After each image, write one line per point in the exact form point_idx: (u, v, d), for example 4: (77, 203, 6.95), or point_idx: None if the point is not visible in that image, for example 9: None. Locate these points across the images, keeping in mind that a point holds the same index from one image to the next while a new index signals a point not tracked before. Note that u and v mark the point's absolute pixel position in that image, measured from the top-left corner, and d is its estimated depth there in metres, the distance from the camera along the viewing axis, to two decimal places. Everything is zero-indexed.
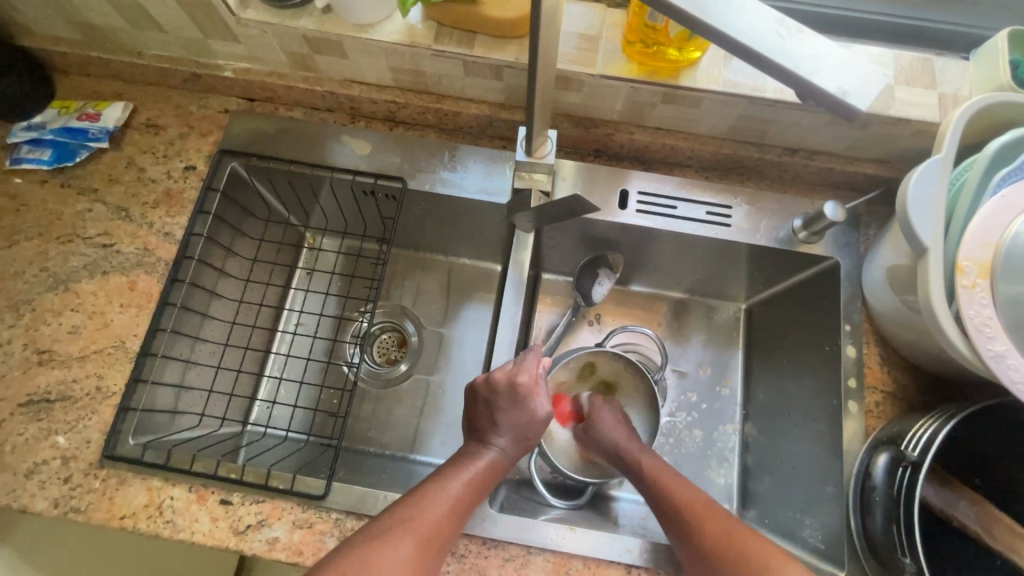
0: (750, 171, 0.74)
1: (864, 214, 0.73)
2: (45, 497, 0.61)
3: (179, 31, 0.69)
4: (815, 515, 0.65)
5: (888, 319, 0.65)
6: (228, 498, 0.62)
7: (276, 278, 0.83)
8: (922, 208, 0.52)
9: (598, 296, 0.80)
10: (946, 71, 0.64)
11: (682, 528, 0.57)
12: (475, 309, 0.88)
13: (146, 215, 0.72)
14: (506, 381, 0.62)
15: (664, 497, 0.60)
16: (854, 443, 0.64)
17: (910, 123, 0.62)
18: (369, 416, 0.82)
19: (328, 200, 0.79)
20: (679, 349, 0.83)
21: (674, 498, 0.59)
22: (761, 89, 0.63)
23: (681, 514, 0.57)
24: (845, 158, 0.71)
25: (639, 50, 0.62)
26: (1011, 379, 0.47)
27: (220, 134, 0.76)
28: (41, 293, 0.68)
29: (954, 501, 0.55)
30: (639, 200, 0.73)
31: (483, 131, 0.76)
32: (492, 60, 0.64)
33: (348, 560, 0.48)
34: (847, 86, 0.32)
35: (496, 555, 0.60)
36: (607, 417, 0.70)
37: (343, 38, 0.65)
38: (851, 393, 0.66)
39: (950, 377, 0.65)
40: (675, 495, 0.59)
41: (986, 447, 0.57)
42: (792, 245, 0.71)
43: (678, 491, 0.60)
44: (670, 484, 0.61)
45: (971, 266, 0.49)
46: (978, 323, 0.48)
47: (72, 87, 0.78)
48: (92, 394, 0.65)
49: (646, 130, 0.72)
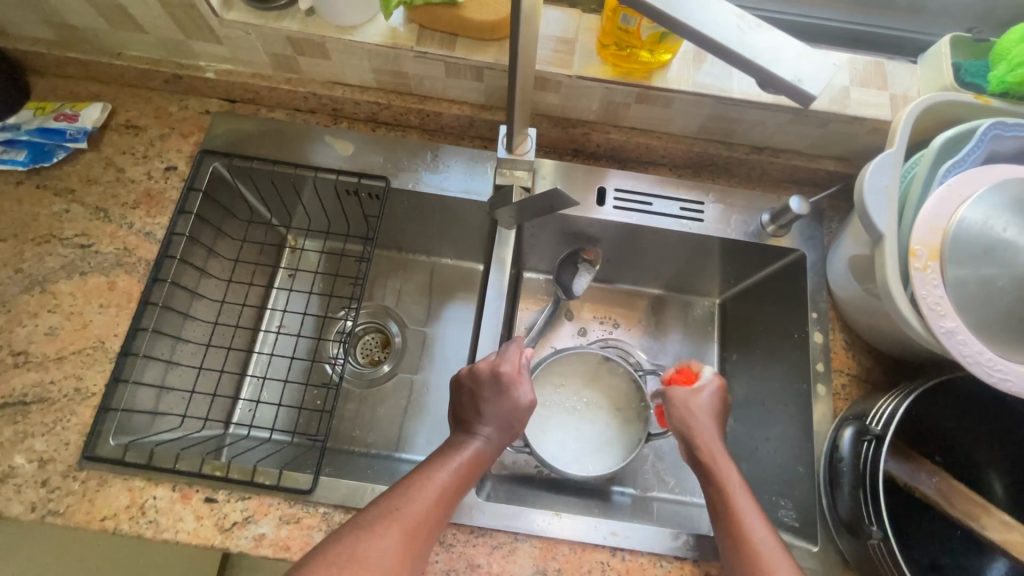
0: (720, 169, 0.78)
1: (827, 209, 0.77)
2: (20, 501, 0.59)
3: (160, 32, 0.69)
4: (790, 496, 0.68)
5: (853, 306, 0.69)
6: (213, 495, 0.61)
7: (258, 279, 0.83)
8: (876, 197, 0.55)
9: (580, 289, 0.82)
10: (896, 74, 0.69)
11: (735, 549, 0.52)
12: (457, 308, 0.89)
13: (126, 216, 0.72)
14: (489, 371, 0.64)
15: (729, 506, 0.55)
16: (822, 425, 0.67)
17: (865, 122, 0.67)
18: (353, 416, 0.82)
19: (311, 201, 0.80)
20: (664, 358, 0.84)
21: (735, 512, 0.54)
22: (728, 90, 0.66)
23: (737, 532, 0.53)
24: (807, 155, 0.75)
25: (614, 53, 0.65)
26: (961, 353, 0.51)
27: (202, 135, 0.76)
28: (16, 294, 0.67)
29: (917, 474, 0.58)
30: (616, 198, 0.75)
31: (464, 132, 0.78)
32: (473, 61, 0.66)
33: (336, 550, 0.49)
34: (802, 75, 0.35)
35: (484, 544, 0.61)
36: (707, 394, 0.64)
37: (327, 40, 0.66)
38: (819, 377, 0.69)
39: (911, 360, 0.69)
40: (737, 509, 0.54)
41: (943, 422, 0.61)
42: (761, 239, 0.74)
43: (740, 506, 0.55)
44: (740, 503, 0.55)
45: (922, 249, 0.53)
46: (930, 302, 0.51)
47: (47, 89, 0.77)
48: (71, 395, 0.64)
49: (622, 129, 0.75)
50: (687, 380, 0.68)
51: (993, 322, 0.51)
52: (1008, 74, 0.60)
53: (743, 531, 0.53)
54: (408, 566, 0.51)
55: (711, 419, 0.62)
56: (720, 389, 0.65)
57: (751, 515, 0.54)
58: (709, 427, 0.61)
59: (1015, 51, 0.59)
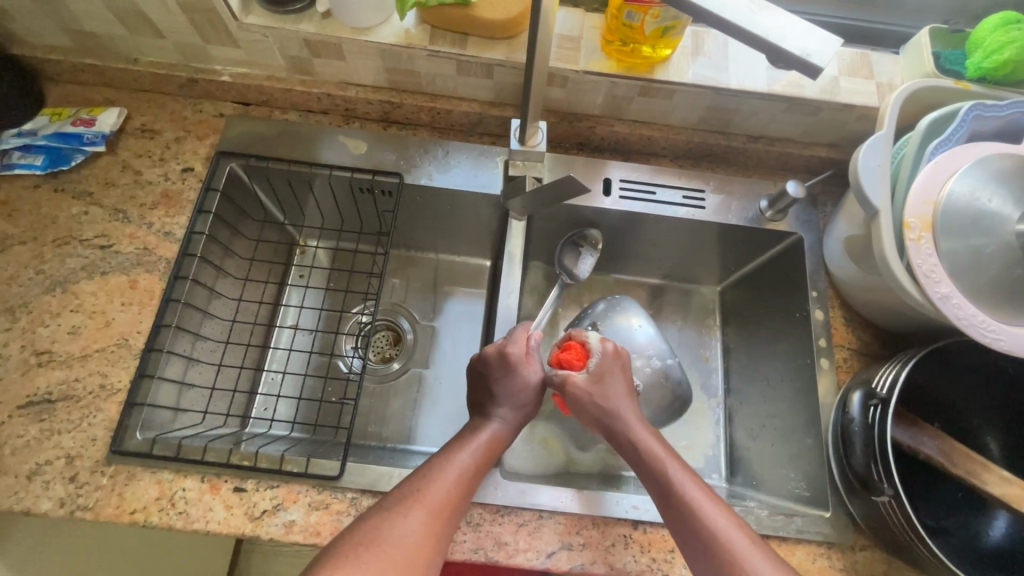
0: (718, 159, 0.82)
1: (821, 194, 0.81)
2: (49, 497, 0.60)
3: (178, 37, 0.71)
4: (800, 467, 0.71)
5: (849, 284, 0.73)
6: (242, 485, 0.62)
7: (272, 278, 0.84)
8: (871, 174, 0.59)
9: (584, 272, 0.84)
10: (880, 64, 0.74)
11: (672, 509, 0.52)
12: (467, 303, 0.92)
13: (145, 216, 0.73)
14: (499, 353, 0.66)
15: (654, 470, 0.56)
16: (826, 397, 0.70)
17: (854, 109, 0.71)
18: (368, 410, 0.84)
19: (324, 200, 0.82)
20: (617, 317, 0.79)
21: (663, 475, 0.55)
22: (726, 82, 0.70)
23: (670, 493, 0.53)
24: (800, 143, 0.79)
25: (618, 48, 0.68)
26: (956, 316, 0.54)
27: (216, 137, 0.78)
28: (38, 295, 0.68)
29: (920, 437, 0.61)
30: (621, 188, 0.79)
31: (473, 129, 0.81)
32: (484, 59, 0.69)
33: (360, 530, 0.49)
34: (809, 50, 0.39)
35: (510, 522, 0.63)
36: (604, 369, 0.65)
37: (343, 41, 0.69)
38: (822, 351, 0.73)
39: (906, 334, 0.73)
40: (661, 471, 0.55)
41: (940, 388, 0.65)
42: (760, 223, 0.78)
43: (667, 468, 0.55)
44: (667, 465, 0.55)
45: (915, 221, 0.56)
46: (925, 270, 0.55)
47: (62, 95, 0.78)
48: (96, 392, 0.65)
49: (625, 122, 0.78)
50: (579, 357, 0.67)
51: (984, 286, 0.55)
52: (984, 61, 0.65)
53: (672, 490, 0.53)
54: (434, 545, 0.50)
55: (617, 389, 0.63)
56: (614, 359, 0.66)
57: (676, 473, 0.54)
58: (616, 399, 0.62)
59: (989, 39, 0.64)
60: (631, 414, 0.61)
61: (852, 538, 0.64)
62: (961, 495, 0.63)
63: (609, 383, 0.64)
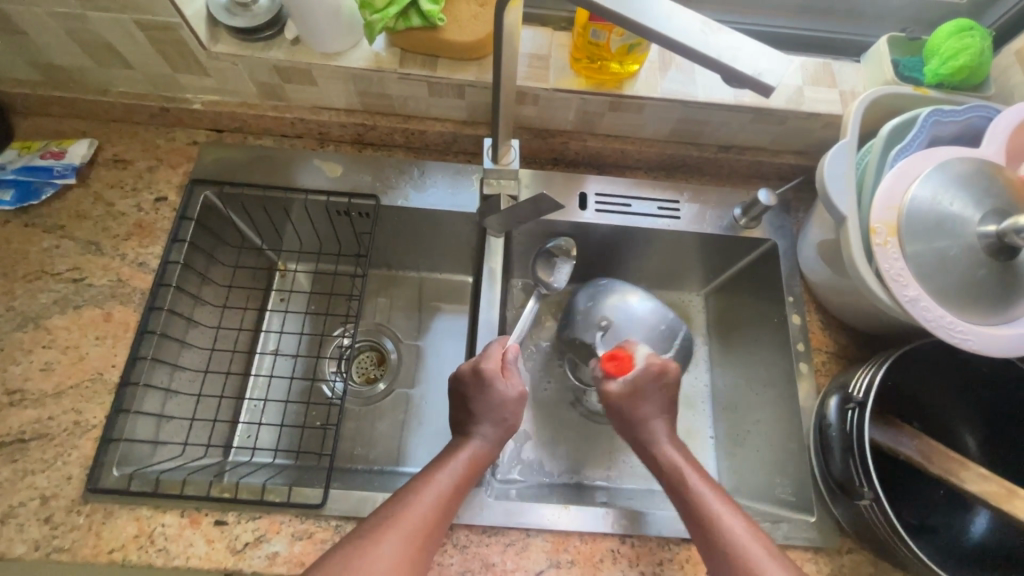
0: (691, 169, 0.83)
1: (793, 200, 0.82)
2: (23, 540, 0.58)
3: (148, 67, 0.71)
4: (786, 473, 0.71)
5: (824, 288, 0.74)
6: (223, 518, 0.61)
7: (252, 304, 0.84)
8: (836, 182, 0.60)
9: (559, 282, 0.81)
10: (843, 73, 0.76)
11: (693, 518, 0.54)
12: (450, 320, 0.91)
13: (118, 248, 0.72)
14: (472, 371, 0.65)
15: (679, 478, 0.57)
16: (807, 402, 0.71)
17: (819, 117, 0.73)
18: (353, 434, 0.83)
19: (302, 224, 0.82)
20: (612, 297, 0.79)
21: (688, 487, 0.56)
22: (694, 94, 0.71)
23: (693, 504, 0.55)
24: (770, 151, 0.80)
25: (586, 65, 0.70)
26: (925, 318, 0.55)
27: (190, 165, 0.78)
28: (9, 332, 0.67)
29: (898, 437, 0.62)
30: (597, 202, 0.79)
31: (449, 147, 0.82)
32: (456, 80, 0.70)
33: (334, 561, 0.48)
34: (761, 69, 0.39)
35: (497, 542, 0.63)
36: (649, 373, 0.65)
37: (313, 66, 0.69)
38: (801, 355, 0.74)
39: (883, 335, 0.74)
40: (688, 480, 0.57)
41: (915, 388, 0.66)
42: (735, 231, 0.79)
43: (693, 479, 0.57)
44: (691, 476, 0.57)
45: (881, 227, 0.57)
46: (893, 274, 0.56)
47: (31, 128, 0.78)
48: (71, 429, 0.63)
49: (598, 137, 0.79)
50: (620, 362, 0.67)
51: (949, 288, 0.56)
52: (941, 67, 0.66)
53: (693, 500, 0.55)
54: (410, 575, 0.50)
55: (650, 395, 0.64)
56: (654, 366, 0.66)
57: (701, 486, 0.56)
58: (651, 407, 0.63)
59: (944, 47, 0.66)
60: (657, 418, 0.63)
61: (838, 541, 0.65)
62: (943, 493, 0.64)
63: (645, 386, 0.65)
